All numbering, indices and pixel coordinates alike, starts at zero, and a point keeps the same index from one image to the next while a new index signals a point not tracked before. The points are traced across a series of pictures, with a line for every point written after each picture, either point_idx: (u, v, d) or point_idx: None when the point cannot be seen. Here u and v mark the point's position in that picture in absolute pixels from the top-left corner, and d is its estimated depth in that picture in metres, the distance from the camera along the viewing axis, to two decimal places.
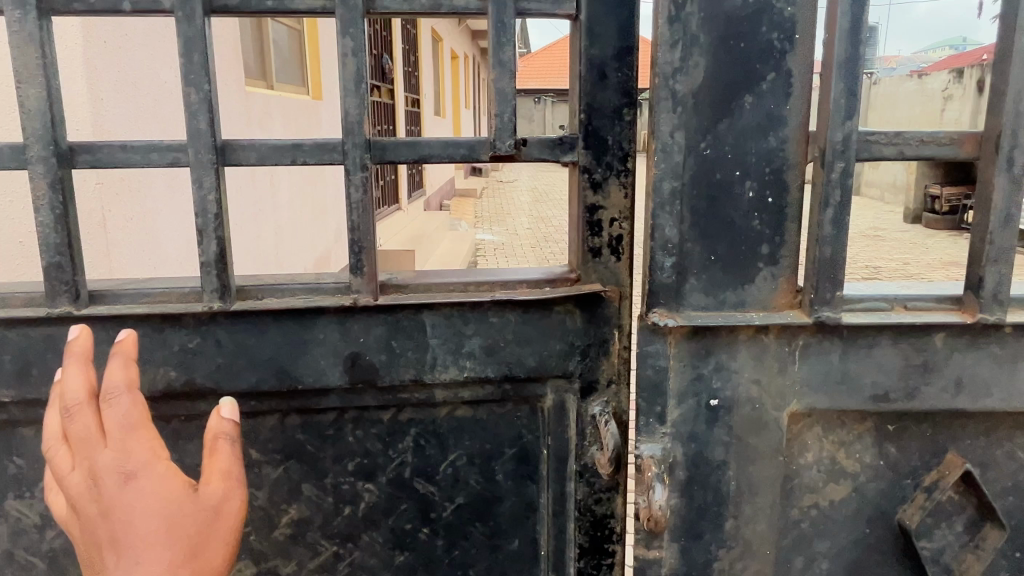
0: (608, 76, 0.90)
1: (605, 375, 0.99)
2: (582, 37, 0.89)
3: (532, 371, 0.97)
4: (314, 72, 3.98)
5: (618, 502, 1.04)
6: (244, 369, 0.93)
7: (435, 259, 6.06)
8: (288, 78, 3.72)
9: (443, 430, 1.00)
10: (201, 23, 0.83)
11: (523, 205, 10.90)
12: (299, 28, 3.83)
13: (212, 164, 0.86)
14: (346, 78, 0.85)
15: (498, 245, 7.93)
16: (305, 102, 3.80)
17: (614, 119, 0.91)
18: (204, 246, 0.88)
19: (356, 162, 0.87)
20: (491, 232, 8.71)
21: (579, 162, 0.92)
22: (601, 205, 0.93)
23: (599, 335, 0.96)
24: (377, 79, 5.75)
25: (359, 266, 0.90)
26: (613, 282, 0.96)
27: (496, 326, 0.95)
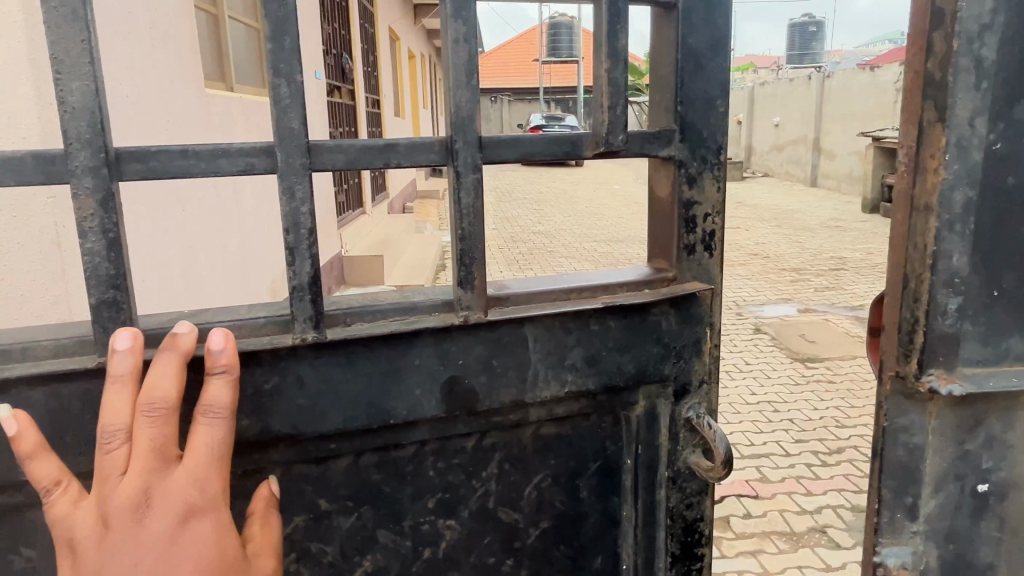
0: (704, 65, 1.00)
1: (697, 376, 1.08)
2: (679, 26, 0.98)
3: (631, 378, 1.04)
4: (274, 74, 3.78)
5: (708, 503, 1.14)
6: (331, 413, 0.89)
7: (403, 264, 5.91)
8: (248, 78, 3.52)
9: (528, 453, 1.04)
10: (292, 3, 0.77)
11: (486, 206, 10.81)
12: (254, 25, 3.61)
13: (304, 170, 0.82)
14: (458, 66, 0.85)
15: (465, 246, 7.80)
16: (265, 105, 3.58)
17: (709, 111, 1.01)
18: (296, 269, 0.83)
19: (468, 163, 0.89)
20: (457, 233, 8.58)
21: (675, 155, 1.01)
22: (695, 201, 1.03)
23: (695, 335, 1.06)
24: (337, 80, 5.56)
25: (469, 279, 0.91)
26: (707, 279, 1.05)
27: (600, 334, 1.00)
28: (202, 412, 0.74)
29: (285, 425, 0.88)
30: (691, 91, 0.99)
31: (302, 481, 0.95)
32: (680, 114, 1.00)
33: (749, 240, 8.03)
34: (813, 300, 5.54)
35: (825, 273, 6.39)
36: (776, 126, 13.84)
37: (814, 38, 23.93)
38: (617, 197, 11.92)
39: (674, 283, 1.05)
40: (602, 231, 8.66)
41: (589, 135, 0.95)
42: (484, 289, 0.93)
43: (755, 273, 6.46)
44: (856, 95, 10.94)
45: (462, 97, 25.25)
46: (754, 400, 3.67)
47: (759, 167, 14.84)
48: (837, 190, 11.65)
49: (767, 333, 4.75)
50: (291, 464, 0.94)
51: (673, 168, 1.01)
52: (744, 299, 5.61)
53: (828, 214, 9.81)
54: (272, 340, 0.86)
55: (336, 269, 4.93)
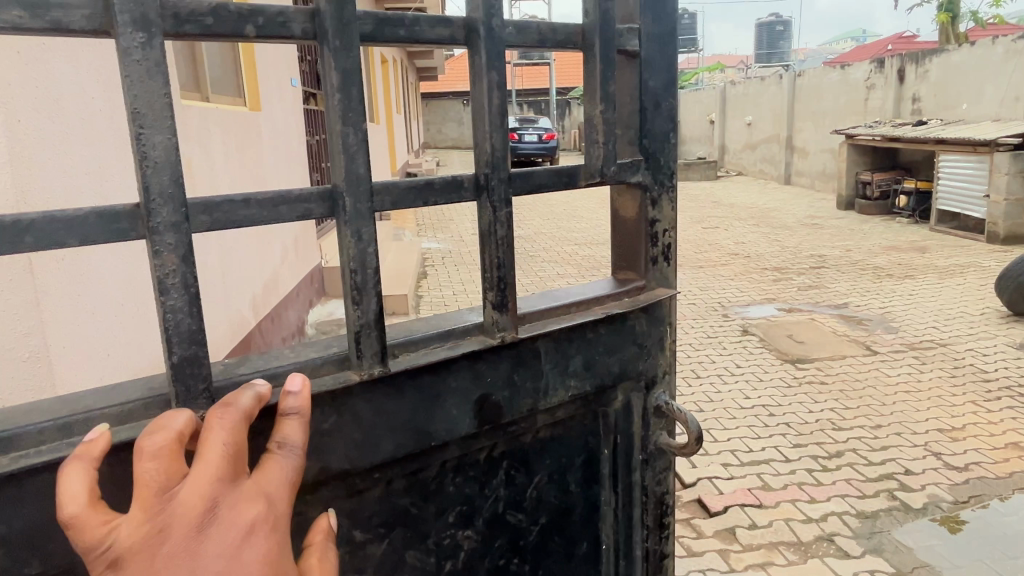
0: (659, 105, 1.18)
1: (661, 369, 1.28)
2: (643, 71, 1.16)
3: (616, 376, 1.20)
4: (252, 86, 3.66)
5: (671, 478, 1.34)
6: (381, 439, 0.95)
7: (385, 275, 5.80)
8: (225, 91, 3.41)
9: (530, 456, 1.14)
10: (358, 55, 0.85)
11: (463, 211, 10.70)
12: None
13: (369, 213, 0.90)
14: (493, 112, 0.98)
15: (445, 253, 7.68)
16: (243, 116, 3.45)
17: (664, 144, 1.21)
18: (364, 310, 0.91)
19: (503, 198, 1.01)
20: (436, 240, 8.46)
21: (642, 181, 1.19)
22: (656, 219, 1.23)
23: (659, 334, 1.25)
24: (313, 87, 5.43)
25: (505, 303, 1.03)
26: (665, 284, 1.26)
27: (593, 341, 1.16)
28: (276, 446, 0.75)
29: (339, 457, 0.91)
30: (651, 129, 1.18)
31: (342, 514, 0.96)
32: (641, 148, 1.18)
33: (729, 239, 8.05)
34: (797, 299, 5.57)
35: (807, 271, 6.42)
36: (749, 125, 13.91)
37: (781, 36, 24.17)
38: (594, 199, 11.88)
39: (643, 289, 1.24)
40: (583, 234, 8.61)
41: (584, 167, 1.09)
42: (515, 310, 1.04)
43: (738, 273, 6.47)
44: (828, 93, 11.05)
45: (432, 100, 25.00)
46: (747, 403, 3.64)
47: (733, 165, 14.92)
48: (811, 187, 11.76)
49: (755, 334, 4.74)
50: (332, 502, 0.95)
51: (640, 193, 1.20)
52: (729, 300, 5.61)
53: (804, 211, 9.88)
54: (333, 378, 0.91)
55: (317, 281, 4.80)
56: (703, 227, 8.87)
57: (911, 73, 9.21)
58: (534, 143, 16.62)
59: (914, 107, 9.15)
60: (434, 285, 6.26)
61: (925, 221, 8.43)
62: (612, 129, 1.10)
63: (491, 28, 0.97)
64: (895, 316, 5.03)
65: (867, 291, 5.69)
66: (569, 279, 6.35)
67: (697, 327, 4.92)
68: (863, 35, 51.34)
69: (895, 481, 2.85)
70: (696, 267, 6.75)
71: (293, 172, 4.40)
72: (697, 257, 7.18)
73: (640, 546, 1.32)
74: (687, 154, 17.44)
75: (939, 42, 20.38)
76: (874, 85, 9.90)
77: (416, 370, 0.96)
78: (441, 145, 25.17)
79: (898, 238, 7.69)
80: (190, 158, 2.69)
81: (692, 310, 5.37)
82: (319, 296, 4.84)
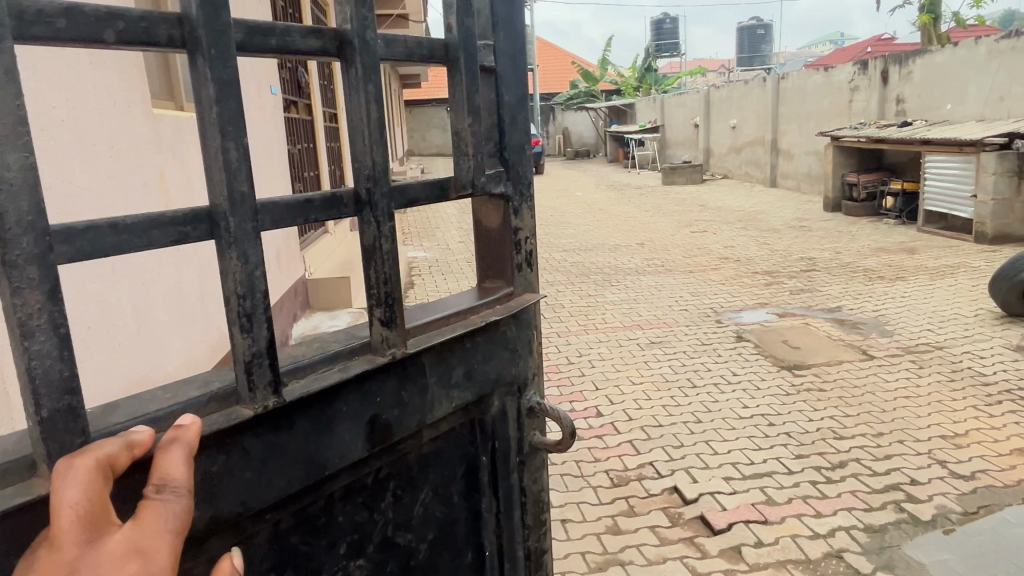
0: (515, 115, 1.16)
1: (531, 370, 1.25)
2: (498, 83, 1.12)
3: (491, 383, 1.16)
4: None
5: (546, 476, 1.32)
6: (275, 478, 0.84)
7: None
8: None
9: (414, 473, 1.06)
10: (237, 61, 0.76)
11: (450, 218, 10.58)
12: None
13: (255, 230, 0.80)
14: (371, 123, 0.90)
15: (431, 261, 7.53)
16: None
17: (523, 154, 1.18)
18: (256, 333, 0.81)
19: (385, 209, 0.93)
20: (422, 248, 8.32)
21: (505, 191, 1.15)
22: (519, 228, 1.20)
23: (528, 338, 1.22)
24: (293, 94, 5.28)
25: (392, 317, 0.95)
26: (530, 289, 1.24)
27: (471, 350, 1.11)
28: (154, 489, 0.66)
29: (233, 503, 0.80)
30: (510, 140, 1.15)
31: None
32: (503, 159, 1.15)
33: (718, 243, 7.99)
34: (789, 303, 5.49)
35: (797, 274, 6.36)
36: (733, 128, 13.93)
37: (763, 40, 24.33)
38: (581, 204, 11.80)
39: (512, 296, 1.21)
40: (571, 240, 8.53)
41: (454, 179, 1.05)
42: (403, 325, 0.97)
43: (728, 277, 6.41)
44: (811, 95, 11.06)
45: (416, 107, 24.86)
46: (746, 413, 3.54)
47: (718, 169, 14.93)
48: (797, 189, 11.76)
49: (750, 340, 4.65)
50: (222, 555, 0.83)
51: (502, 203, 1.16)
52: (721, 305, 5.53)
53: (791, 214, 9.85)
54: (224, 416, 0.79)
55: (300, 293, 4.66)
56: (692, 231, 8.81)
57: (894, 74, 9.23)
58: None
59: (898, 108, 9.16)
60: (421, 294, 6.14)
61: (913, 222, 8.43)
62: (476, 140, 1.07)
63: (366, 39, 0.89)
64: (889, 319, 4.97)
65: (859, 294, 5.64)
66: (558, 287, 6.26)
67: (692, 334, 4.83)
68: (841, 38, 51.89)
69: (903, 492, 2.76)
70: (686, 271, 6.67)
71: (274, 182, 4.25)
72: (687, 261, 7.11)
73: (521, 548, 1.29)
74: (672, 158, 17.46)
75: (918, 43, 20.62)
76: (858, 87, 9.92)
77: (309, 399, 0.87)
78: (426, 152, 25.06)
79: (886, 239, 7.67)
80: (162, 169, 2.55)
81: (684, 316, 5.28)
82: (303, 310, 4.70)
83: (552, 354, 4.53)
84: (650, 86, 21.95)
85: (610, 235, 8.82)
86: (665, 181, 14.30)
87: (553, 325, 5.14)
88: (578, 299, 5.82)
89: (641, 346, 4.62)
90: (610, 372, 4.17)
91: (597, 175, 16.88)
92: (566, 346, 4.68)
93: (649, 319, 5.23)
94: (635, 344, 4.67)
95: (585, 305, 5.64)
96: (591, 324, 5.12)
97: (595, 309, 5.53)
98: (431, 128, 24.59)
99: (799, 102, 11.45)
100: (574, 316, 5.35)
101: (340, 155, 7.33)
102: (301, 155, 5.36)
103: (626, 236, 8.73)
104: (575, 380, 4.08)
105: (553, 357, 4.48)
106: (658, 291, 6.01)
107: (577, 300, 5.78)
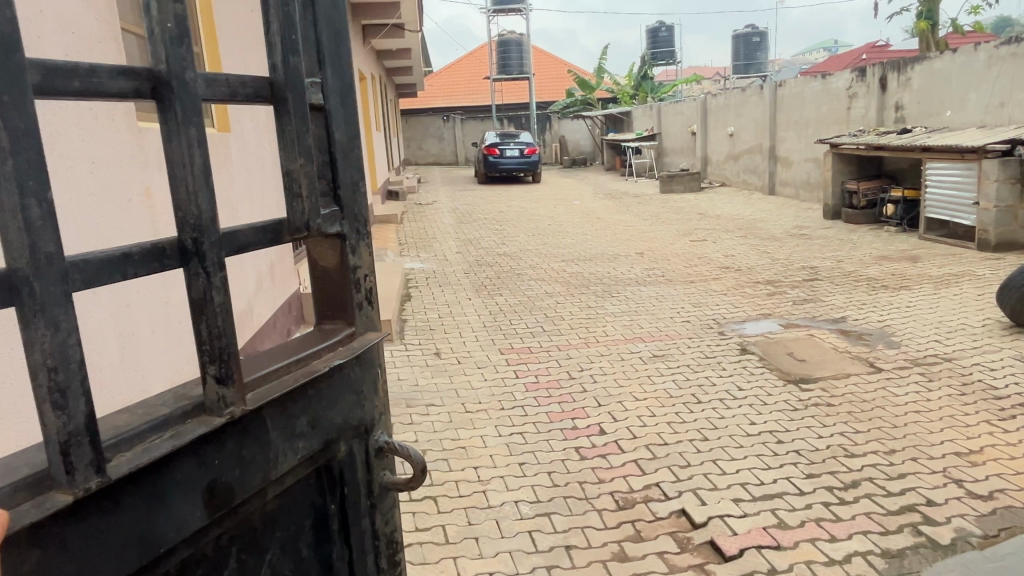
0: (348, 154, 1.15)
1: (377, 410, 1.26)
2: (329, 121, 1.10)
3: (337, 429, 1.14)
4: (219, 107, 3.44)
5: (398, 513, 1.34)
6: (100, 565, 0.77)
7: (366, 298, 5.57)
8: None
9: (260, 533, 1.02)
10: (31, 109, 0.70)
11: (447, 228, 10.50)
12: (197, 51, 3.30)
13: (65, 295, 0.74)
14: (197, 171, 0.87)
15: (429, 273, 7.44)
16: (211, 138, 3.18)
17: (356, 193, 1.17)
18: (70, 412, 0.75)
19: (216, 261, 0.89)
20: (420, 259, 8.23)
21: (341, 230, 1.14)
22: (357, 265, 1.20)
23: (373, 377, 1.23)
24: None
25: (228, 374, 0.91)
26: (370, 325, 1.25)
27: (315, 398, 1.08)
28: None
29: None
30: (343, 178, 1.14)
31: None
32: (336, 198, 1.13)
33: (717, 252, 7.92)
34: (793, 314, 5.41)
35: (799, 284, 6.28)
36: (730, 136, 13.90)
37: (758, 47, 24.32)
38: (579, 213, 11.73)
39: (354, 336, 1.21)
40: (569, 250, 8.45)
41: (288, 223, 1.02)
42: (242, 380, 0.93)
43: (729, 287, 6.32)
44: (808, 102, 11.02)
45: (414, 116, 24.85)
46: (755, 430, 3.45)
47: (717, 176, 14.87)
48: (795, 197, 11.71)
49: (755, 352, 4.56)
50: None
51: (339, 243, 1.15)
52: (724, 316, 5.44)
53: (791, 221, 9.78)
54: (35, 507, 0.72)
55: (294, 308, 4.56)
56: (691, 240, 8.74)
57: (893, 81, 9.18)
58: (516, 157, 16.50)
59: (897, 114, 9.11)
60: (418, 306, 6.04)
61: (914, 229, 8.37)
62: (312, 183, 1.04)
63: (185, 81, 0.85)
64: (895, 330, 4.88)
65: (864, 304, 5.55)
66: (558, 297, 6.17)
67: (696, 347, 4.74)
68: (835, 45, 52.06)
69: (919, 514, 2.66)
70: (687, 281, 6.60)
71: (266, 195, 4.14)
72: (687, 271, 7.03)
73: None
74: (670, 166, 17.41)
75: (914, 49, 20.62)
76: (856, 94, 9.88)
77: (134, 476, 0.80)
78: (423, 161, 25.00)
79: (888, 247, 7.59)
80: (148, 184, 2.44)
81: (686, 328, 5.19)
82: (297, 324, 4.61)
83: (553, 368, 4.43)
84: (647, 93, 21.95)
85: (609, 244, 8.75)
86: (663, 190, 14.24)
87: (553, 338, 5.04)
88: (578, 310, 5.72)
89: (643, 359, 4.52)
90: (612, 387, 4.07)
91: (596, 183, 16.83)
92: (567, 359, 4.59)
93: (651, 332, 5.13)
94: (638, 357, 4.57)
95: (586, 317, 5.55)
96: (592, 337, 5.02)
97: (596, 321, 5.44)
98: (427, 137, 24.54)
99: (797, 110, 11.42)
100: (574, 328, 5.26)
101: (336, 165, 7.25)
102: None
103: (625, 245, 8.65)
104: (577, 395, 3.98)
105: (553, 371, 4.38)
106: (660, 302, 5.92)
107: (577, 312, 5.69)
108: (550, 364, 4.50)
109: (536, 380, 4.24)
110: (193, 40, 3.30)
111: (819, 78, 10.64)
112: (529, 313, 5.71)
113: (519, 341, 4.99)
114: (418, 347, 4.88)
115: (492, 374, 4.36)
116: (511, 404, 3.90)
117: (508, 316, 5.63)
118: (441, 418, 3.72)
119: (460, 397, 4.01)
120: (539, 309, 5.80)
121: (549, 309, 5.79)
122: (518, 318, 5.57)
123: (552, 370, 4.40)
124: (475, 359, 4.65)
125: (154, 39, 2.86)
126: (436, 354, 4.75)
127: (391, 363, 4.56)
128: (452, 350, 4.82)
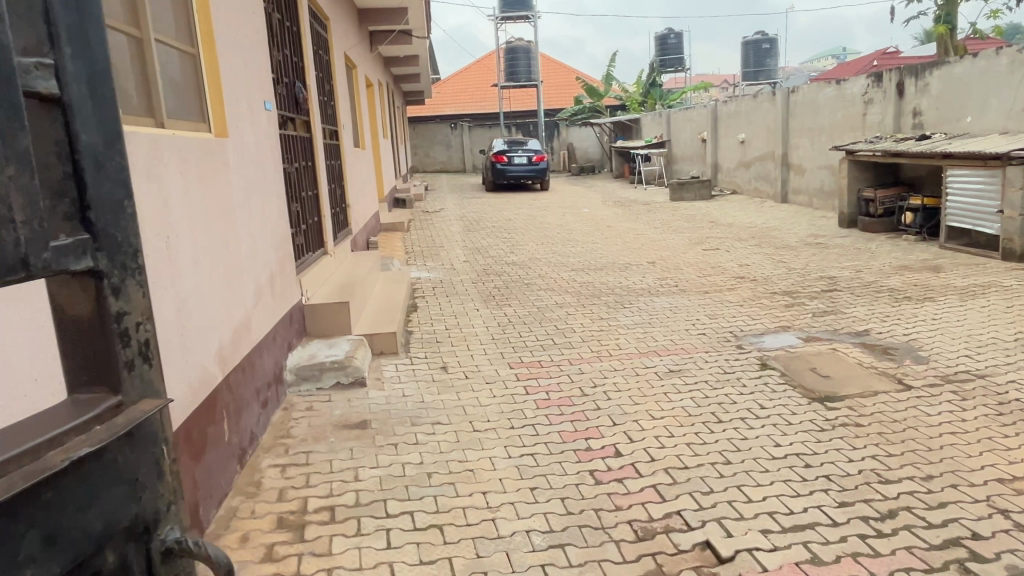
0: (103, 167, 0.95)
1: (161, 503, 1.07)
2: (66, 124, 0.90)
3: (101, 537, 0.93)
4: (217, 110, 3.26)
5: None
6: None
7: (371, 310, 5.40)
8: (183, 114, 3.00)
9: None
10: None
11: (455, 237, 10.33)
12: (192, 51, 3.13)
13: None
14: None
15: (437, 282, 7.27)
16: (207, 143, 2.99)
17: (116, 216, 0.98)
18: None
19: None
20: (426, 268, 8.06)
21: (91, 264, 0.94)
22: (125, 310, 1.01)
23: (151, 457, 1.03)
24: (289, 110, 5.03)
25: None
26: (147, 389, 1.05)
27: (58, 502, 0.85)
28: None
29: None
30: (96, 196, 0.94)
31: None
32: (86, 221, 0.93)
33: (732, 261, 7.72)
34: (813, 327, 5.20)
35: (818, 295, 6.07)
36: (742, 143, 13.71)
37: (768, 54, 24.13)
38: (588, 220, 11.56)
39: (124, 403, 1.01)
40: (579, 259, 8.26)
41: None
42: None
43: (746, 298, 6.12)
44: (822, 108, 10.81)
45: (422, 124, 24.78)
46: (780, 453, 3.24)
47: (728, 184, 14.67)
48: (809, 205, 11.49)
49: (776, 368, 4.35)
50: None
51: (89, 280, 0.95)
52: (741, 329, 5.23)
53: (806, 230, 9.57)
54: None
55: (296, 320, 4.39)
56: (704, 249, 8.54)
57: (911, 86, 8.96)
58: (524, 164, 16.34)
59: (914, 121, 8.90)
60: (424, 317, 5.86)
61: (934, 238, 8.14)
62: (42, 203, 0.84)
63: None
64: (921, 344, 4.67)
65: (888, 316, 5.33)
66: (568, 309, 5.97)
67: (714, 362, 4.53)
68: (844, 52, 51.81)
69: (964, 549, 2.46)
70: (701, 292, 6.40)
71: (268, 203, 3.96)
72: (701, 281, 6.83)
73: None
74: (680, 173, 17.21)
75: (926, 56, 20.38)
76: (872, 100, 9.67)
77: None
78: (430, 168, 24.90)
79: (908, 257, 7.38)
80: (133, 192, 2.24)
81: (702, 341, 4.98)
82: (299, 337, 4.44)
83: (564, 384, 4.23)
84: (657, 100, 21.79)
85: (620, 253, 8.56)
86: (674, 197, 14.05)
87: (564, 352, 4.84)
88: (589, 322, 5.53)
89: (658, 375, 4.32)
90: (627, 405, 3.87)
91: (605, 191, 16.65)
92: (579, 375, 4.39)
93: (666, 346, 4.92)
94: (653, 373, 4.37)
95: (598, 329, 5.35)
96: (605, 351, 4.82)
97: (608, 333, 5.24)
98: (435, 144, 24.44)
99: (810, 116, 11.22)
100: (586, 341, 5.07)
101: (341, 173, 7.09)
102: (298, 173, 5.11)
103: (636, 254, 8.46)
104: (590, 414, 3.78)
105: (564, 387, 4.18)
106: (674, 314, 5.72)
107: (589, 324, 5.49)
108: (561, 380, 4.31)
109: (546, 397, 4.05)
110: (189, 40, 3.13)
111: (833, 84, 10.45)
112: (539, 325, 5.53)
113: (528, 355, 4.80)
114: (424, 361, 4.70)
115: (501, 391, 4.17)
116: (520, 423, 3.70)
117: (517, 328, 5.45)
118: (447, 438, 3.53)
119: (467, 415, 3.82)
120: (550, 321, 5.61)
121: (559, 321, 5.60)
122: (527, 330, 5.38)
123: (563, 387, 4.20)
124: (482, 374, 4.46)
125: (145, 38, 2.69)
126: (443, 368, 4.56)
127: (395, 378, 4.37)
128: (459, 364, 4.64)
